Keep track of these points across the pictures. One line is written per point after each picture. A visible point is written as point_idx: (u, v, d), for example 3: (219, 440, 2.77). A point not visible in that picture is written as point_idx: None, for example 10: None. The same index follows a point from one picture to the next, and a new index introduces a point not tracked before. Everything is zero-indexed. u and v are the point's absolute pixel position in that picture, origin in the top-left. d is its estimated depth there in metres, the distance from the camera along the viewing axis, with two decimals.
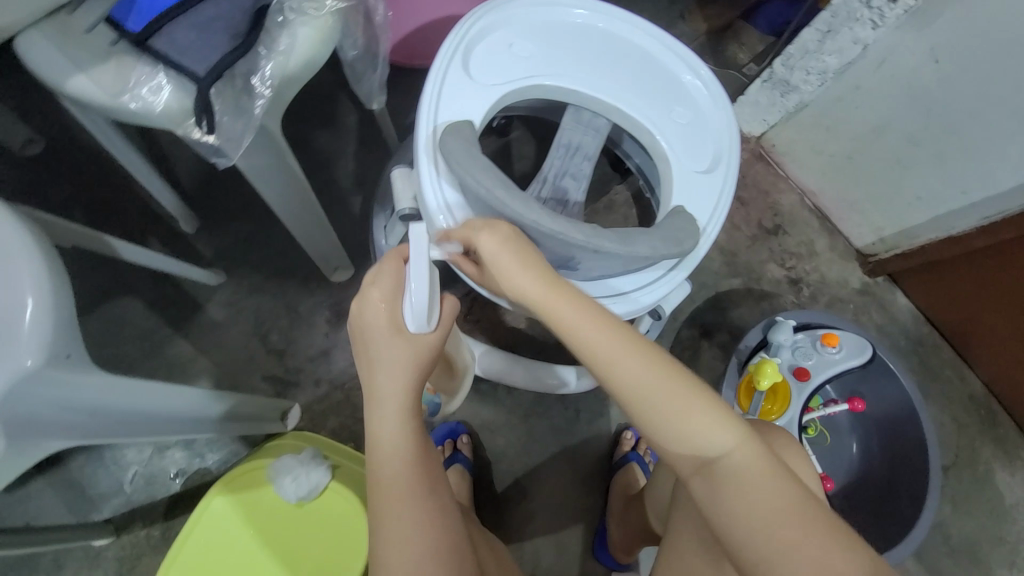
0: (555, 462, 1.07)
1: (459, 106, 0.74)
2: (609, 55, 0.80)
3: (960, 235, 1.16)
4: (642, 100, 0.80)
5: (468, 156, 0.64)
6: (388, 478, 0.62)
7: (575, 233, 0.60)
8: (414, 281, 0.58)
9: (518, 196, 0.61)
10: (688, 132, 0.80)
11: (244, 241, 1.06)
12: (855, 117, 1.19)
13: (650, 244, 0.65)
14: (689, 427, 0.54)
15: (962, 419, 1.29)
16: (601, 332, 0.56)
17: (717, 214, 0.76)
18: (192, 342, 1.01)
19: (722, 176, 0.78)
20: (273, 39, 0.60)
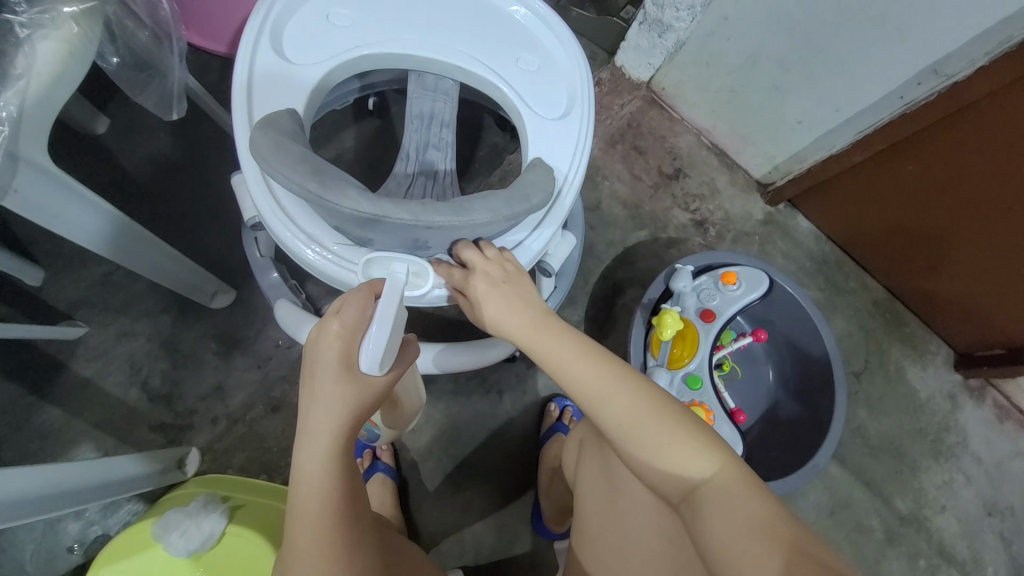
0: (485, 446, 1.06)
1: (275, 95, 0.66)
2: (441, 9, 0.74)
3: (840, 152, 1.19)
4: (484, 53, 0.74)
5: (274, 149, 0.56)
6: (310, 514, 0.52)
7: (400, 212, 0.54)
8: (378, 324, 0.53)
9: (327, 183, 0.53)
10: (537, 79, 0.75)
11: (105, 285, 0.97)
12: (729, 48, 1.17)
13: (490, 207, 0.58)
14: (661, 450, 0.55)
15: (869, 325, 1.36)
16: (576, 357, 0.60)
17: (578, 157, 0.72)
18: (63, 405, 0.92)
19: (580, 116, 0.73)
20: (3, 64, 0.53)
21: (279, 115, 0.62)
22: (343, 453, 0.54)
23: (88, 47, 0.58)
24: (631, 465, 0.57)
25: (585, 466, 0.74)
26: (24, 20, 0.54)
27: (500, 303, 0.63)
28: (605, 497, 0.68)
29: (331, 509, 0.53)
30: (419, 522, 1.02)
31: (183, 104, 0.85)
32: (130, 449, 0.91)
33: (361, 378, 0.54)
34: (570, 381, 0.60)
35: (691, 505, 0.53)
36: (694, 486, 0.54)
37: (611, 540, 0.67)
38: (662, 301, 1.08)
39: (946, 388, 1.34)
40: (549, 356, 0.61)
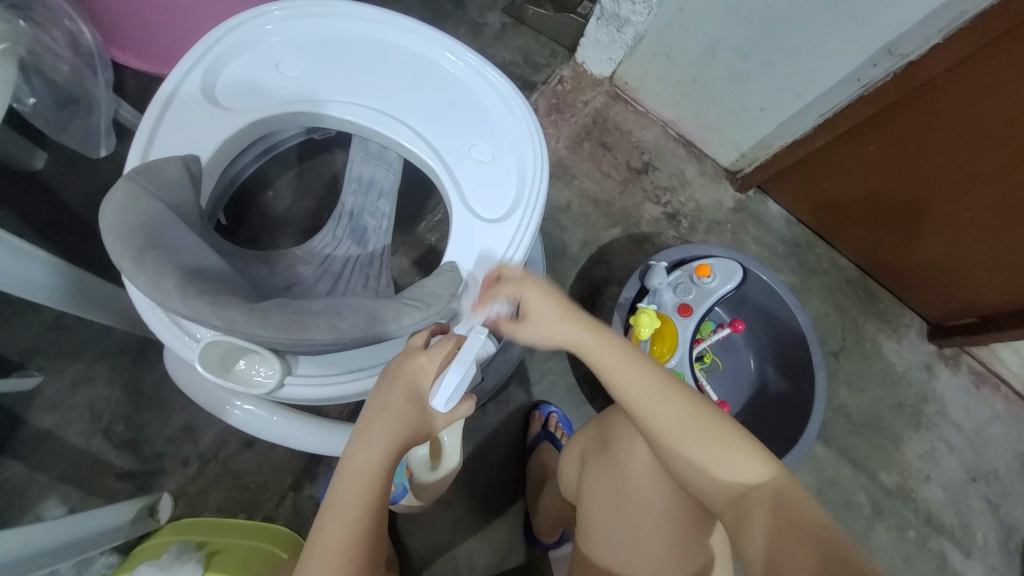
0: (472, 462, 1.04)
1: (190, 131, 0.62)
2: (392, 75, 0.68)
3: (804, 137, 1.20)
4: (428, 125, 0.68)
5: (120, 214, 0.49)
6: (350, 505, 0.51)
7: (212, 319, 0.46)
8: (459, 363, 0.54)
9: (149, 269, 0.46)
10: (487, 173, 0.67)
11: (57, 330, 0.92)
12: (689, 40, 1.16)
13: (332, 327, 0.51)
14: (721, 457, 0.56)
15: (844, 304, 1.38)
16: (630, 369, 0.60)
17: (502, 266, 0.63)
18: (21, 461, 0.86)
19: (518, 221, 0.65)
20: None
21: (167, 164, 0.56)
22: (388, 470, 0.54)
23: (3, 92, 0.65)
24: (680, 466, 0.57)
25: (587, 478, 0.71)
26: None
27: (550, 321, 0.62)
28: (612, 501, 0.66)
29: (362, 513, 0.51)
30: (409, 548, 0.99)
31: (111, 137, 0.99)
32: (98, 501, 0.87)
33: (424, 409, 0.56)
34: (628, 393, 0.59)
35: (739, 511, 0.54)
36: (746, 491, 0.54)
37: (618, 536, 0.65)
38: (639, 300, 1.08)
39: (924, 360, 1.37)
40: (607, 370, 0.61)
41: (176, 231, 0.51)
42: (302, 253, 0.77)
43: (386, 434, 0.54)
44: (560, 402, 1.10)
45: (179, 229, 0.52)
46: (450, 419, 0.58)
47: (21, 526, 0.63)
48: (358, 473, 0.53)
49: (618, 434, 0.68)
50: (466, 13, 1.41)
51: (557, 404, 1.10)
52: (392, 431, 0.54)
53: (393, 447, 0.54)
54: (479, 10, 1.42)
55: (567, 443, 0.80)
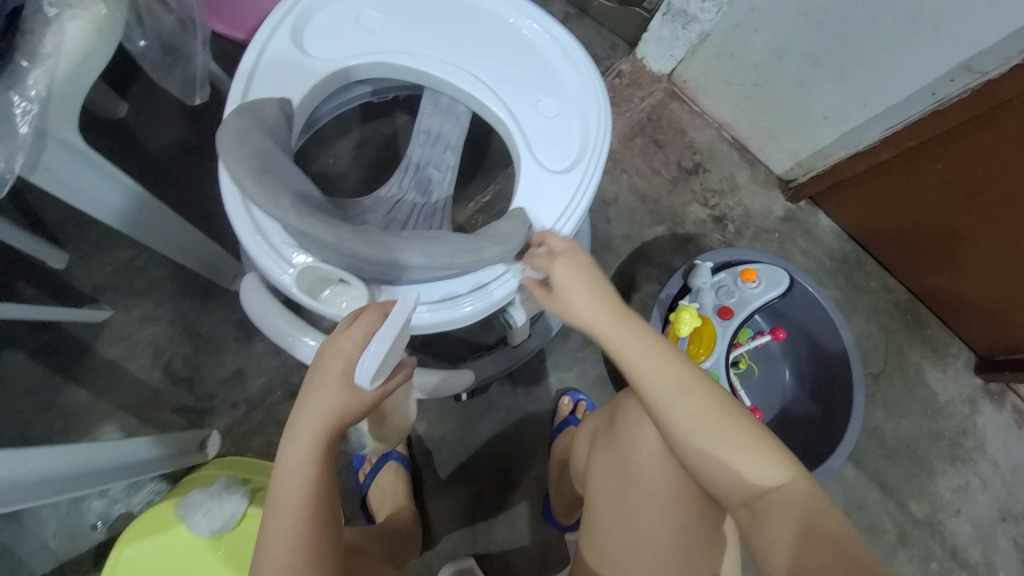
0: (499, 440, 1.07)
1: (283, 76, 0.66)
2: (467, 32, 0.71)
3: (866, 150, 1.17)
4: (499, 82, 0.70)
5: (238, 142, 0.53)
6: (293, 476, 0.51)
7: (323, 234, 0.49)
8: (377, 340, 0.48)
9: (265, 188, 0.49)
10: (553, 130, 0.69)
11: (127, 270, 0.98)
12: (756, 41, 1.14)
13: (425, 251, 0.53)
14: (740, 451, 0.56)
15: (889, 325, 1.34)
16: (657, 359, 0.59)
17: (567, 218, 0.66)
18: (87, 387, 0.93)
19: (582, 174, 0.67)
20: (32, 43, 0.51)
21: (266, 104, 0.60)
22: (327, 452, 0.53)
23: (119, 28, 0.55)
24: (695, 461, 0.58)
25: (596, 461, 0.71)
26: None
27: (581, 293, 0.60)
28: (617, 483, 0.67)
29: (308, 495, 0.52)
30: (431, 510, 1.03)
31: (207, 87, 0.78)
32: (153, 431, 0.93)
33: (350, 387, 0.52)
34: (653, 383, 0.58)
35: (755, 514, 0.55)
36: (759, 494, 0.56)
37: (622, 518, 0.65)
38: (680, 298, 1.08)
39: (968, 393, 1.32)
40: (626, 347, 0.60)
41: (280, 159, 0.55)
42: (370, 202, 0.80)
43: (315, 419, 0.52)
44: (588, 391, 1.11)
45: (282, 160, 0.55)
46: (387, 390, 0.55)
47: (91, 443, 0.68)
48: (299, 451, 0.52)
49: (630, 419, 0.69)
50: None
51: (586, 392, 1.11)
52: (335, 410, 0.52)
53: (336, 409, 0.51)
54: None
55: (583, 421, 0.82)
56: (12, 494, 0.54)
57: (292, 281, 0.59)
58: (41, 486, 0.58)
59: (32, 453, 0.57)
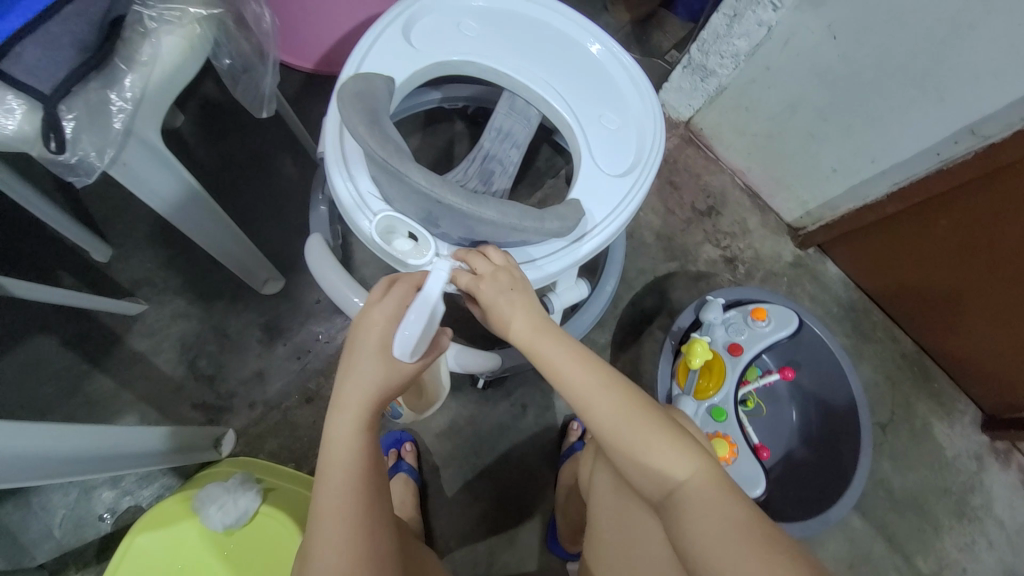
0: (507, 460, 1.07)
1: (387, 62, 0.72)
2: (548, 49, 0.78)
3: (875, 203, 1.21)
4: (569, 94, 0.77)
5: (353, 101, 0.62)
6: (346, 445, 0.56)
7: (417, 178, 0.56)
8: (415, 308, 0.55)
9: (374, 135, 0.57)
10: (613, 139, 0.75)
11: (164, 267, 1.02)
12: (770, 96, 1.22)
13: (499, 209, 0.59)
14: (653, 452, 0.56)
15: (895, 375, 1.35)
16: (575, 367, 0.60)
17: (618, 214, 0.71)
18: (114, 377, 0.96)
19: (636, 179, 0.73)
20: (131, 49, 0.57)
21: (374, 81, 0.67)
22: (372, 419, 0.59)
23: (206, 45, 0.62)
24: (616, 458, 0.59)
25: (595, 474, 0.73)
26: (153, 14, 0.57)
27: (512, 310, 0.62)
28: (612, 497, 0.68)
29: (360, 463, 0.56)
30: (434, 529, 1.03)
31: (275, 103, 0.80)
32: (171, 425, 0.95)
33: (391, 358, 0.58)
34: (576, 391, 0.60)
35: (668, 508, 0.54)
36: (674, 489, 0.55)
37: (615, 526, 0.67)
38: (691, 331, 1.11)
39: (975, 449, 1.31)
40: (546, 358, 0.61)
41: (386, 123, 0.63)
42: None
43: (367, 387, 0.58)
44: None
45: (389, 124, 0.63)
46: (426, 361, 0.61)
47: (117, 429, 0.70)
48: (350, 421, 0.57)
49: None
50: None
51: (594, 419, 1.13)
52: (383, 378, 0.58)
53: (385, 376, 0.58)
54: None
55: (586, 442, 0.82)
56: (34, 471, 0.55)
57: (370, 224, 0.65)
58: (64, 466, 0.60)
59: (66, 433, 0.58)
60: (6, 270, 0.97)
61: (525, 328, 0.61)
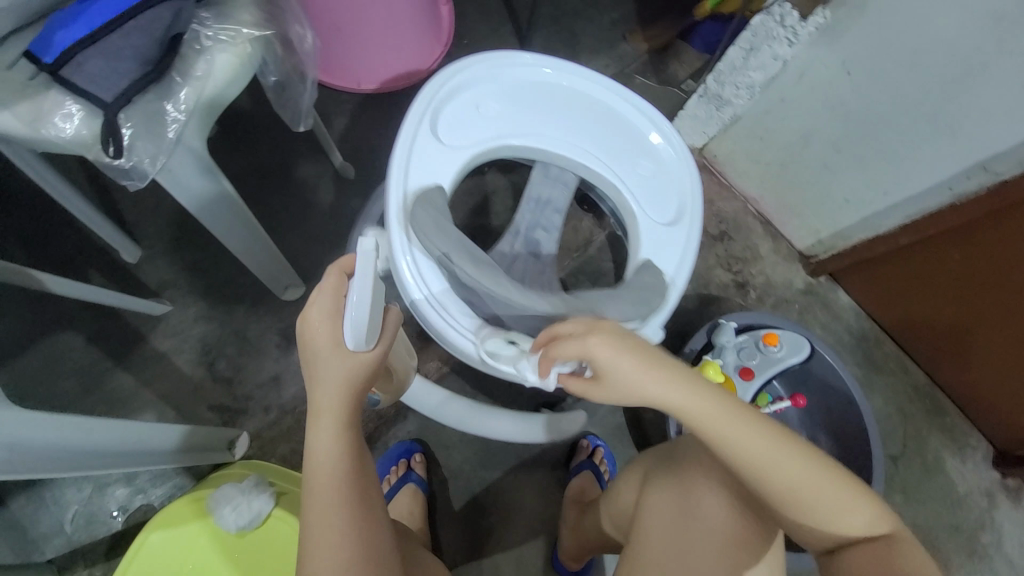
0: (514, 476, 1.07)
1: (428, 172, 0.70)
2: (574, 115, 0.77)
3: (887, 234, 1.23)
4: (604, 153, 0.78)
5: (435, 229, 0.65)
6: (323, 454, 0.58)
7: (546, 306, 0.66)
8: (355, 294, 0.57)
9: (486, 274, 0.66)
10: (654, 188, 0.78)
11: (190, 270, 1.05)
12: (784, 126, 1.25)
13: (620, 309, 0.68)
14: (833, 503, 0.59)
15: (906, 407, 1.35)
16: (758, 441, 0.58)
17: (686, 265, 0.75)
18: (135, 375, 0.98)
19: (689, 225, 0.76)
20: (187, 64, 0.60)
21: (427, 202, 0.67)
22: (353, 413, 0.61)
23: (255, 63, 0.65)
24: (787, 507, 0.61)
25: (649, 493, 0.74)
26: (209, 33, 0.61)
27: (668, 383, 0.58)
28: (675, 519, 0.69)
29: (340, 466, 0.58)
30: (442, 543, 1.02)
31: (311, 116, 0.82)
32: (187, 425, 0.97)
33: (347, 352, 0.59)
34: (742, 454, 0.58)
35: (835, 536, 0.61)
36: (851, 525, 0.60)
37: (678, 551, 0.67)
38: (704, 353, 1.11)
39: (986, 485, 1.30)
40: (715, 427, 0.58)
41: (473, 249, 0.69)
42: None
43: (333, 386, 0.59)
44: (606, 437, 1.12)
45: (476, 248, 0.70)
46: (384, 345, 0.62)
47: (140, 424, 0.71)
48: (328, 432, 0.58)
49: (688, 452, 0.74)
50: None
51: (603, 438, 1.13)
52: (347, 373, 0.59)
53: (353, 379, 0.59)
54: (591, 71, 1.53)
55: (629, 462, 0.83)
56: (54, 460, 0.56)
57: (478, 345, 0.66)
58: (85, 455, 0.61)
59: (86, 423, 0.60)
60: (39, 267, 1.00)
61: (695, 398, 0.58)
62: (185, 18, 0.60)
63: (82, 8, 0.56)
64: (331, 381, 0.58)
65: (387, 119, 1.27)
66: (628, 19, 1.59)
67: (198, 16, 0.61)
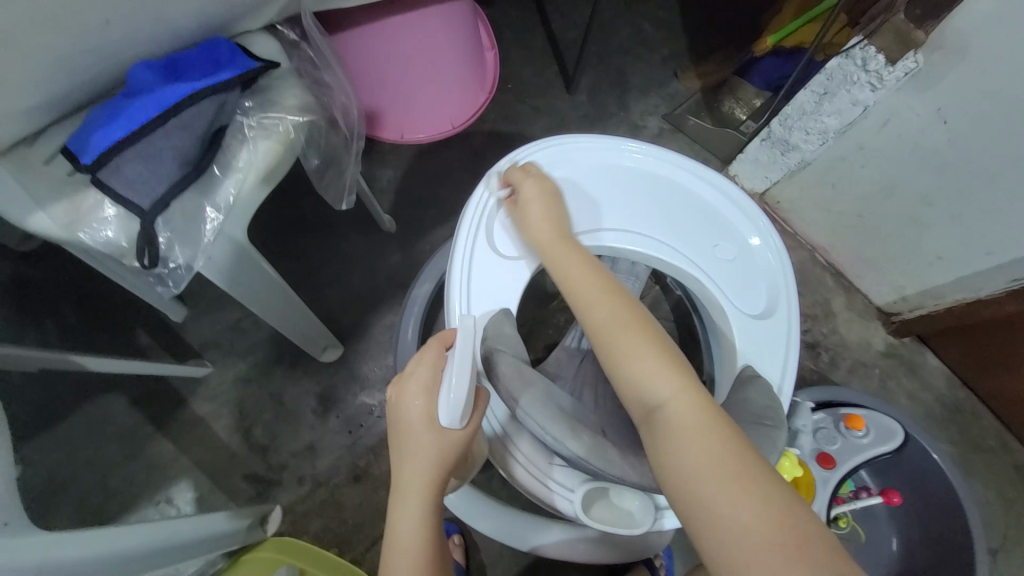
0: (557, 563, 0.98)
1: (495, 288, 0.67)
2: (642, 205, 0.73)
3: (989, 299, 1.07)
4: (680, 239, 0.72)
5: (520, 385, 0.55)
6: (406, 541, 0.52)
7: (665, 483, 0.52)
8: (455, 373, 0.51)
9: (587, 442, 0.52)
10: (738, 271, 0.72)
11: (231, 331, 1.04)
12: (862, 175, 1.12)
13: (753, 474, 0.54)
14: (733, 490, 0.42)
15: (1013, 495, 1.16)
16: (647, 346, 0.51)
17: (790, 362, 0.68)
18: (173, 441, 0.96)
19: (784, 312, 0.70)
20: (228, 157, 0.59)
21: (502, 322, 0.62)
22: (437, 499, 0.54)
23: (297, 148, 0.64)
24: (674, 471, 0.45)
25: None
26: (253, 123, 0.61)
27: (578, 265, 0.59)
28: None
29: (422, 557, 0.53)
30: None
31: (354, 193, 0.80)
32: (221, 496, 0.94)
33: (441, 432, 0.52)
34: (643, 376, 0.49)
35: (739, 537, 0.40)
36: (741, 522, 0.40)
37: None
38: None
39: None
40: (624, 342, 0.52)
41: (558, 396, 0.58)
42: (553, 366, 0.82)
43: (425, 466, 0.52)
44: None
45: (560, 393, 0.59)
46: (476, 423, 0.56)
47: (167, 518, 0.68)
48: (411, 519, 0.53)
49: None
50: (628, 114, 1.44)
51: None
52: (439, 456, 0.53)
53: (441, 464, 0.53)
54: (640, 112, 1.45)
55: (697, 564, 0.74)
56: (101, 570, 0.53)
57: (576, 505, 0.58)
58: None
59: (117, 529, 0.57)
60: (89, 328, 1.01)
61: (604, 302, 0.55)
62: (227, 110, 0.59)
63: (122, 109, 0.54)
64: (418, 463, 0.52)
65: (429, 170, 1.24)
66: (679, 56, 1.51)
67: (241, 105, 0.61)
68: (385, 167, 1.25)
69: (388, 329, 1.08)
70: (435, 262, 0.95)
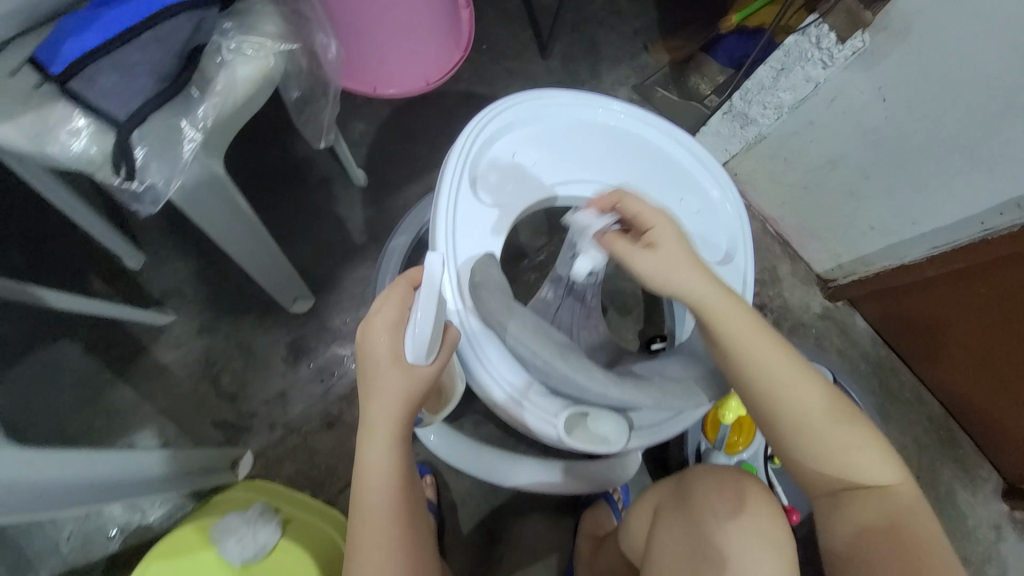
0: (523, 501, 1.04)
1: (477, 234, 0.69)
2: (615, 159, 0.77)
3: (913, 264, 1.20)
4: (651, 193, 0.77)
5: (509, 314, 0.60)
6: (375, 471, 0.57)
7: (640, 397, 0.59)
8: (421, 311, 0.53)
9: (572, 361, 0.58)
10: (701, 222, 0.78)
11: (197, 279, 1.01)
12: (812, 149, 1.21)
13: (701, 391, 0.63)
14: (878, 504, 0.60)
15: (921, 438, 1.32)
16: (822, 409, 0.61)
17: (744, 304, 0.75)
18: (135, 388, 0.94)
19: (741, 260, 0.76)
20: (206, 79, 0.57)
21: (487, 265, 0.65)
22: (405, 432, 0.58)
23: (278, 75, 0.62)
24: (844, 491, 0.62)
25: (660, 532, 0.71)
26: (233, 44, 0.58)
27: (743, 324, 0.60)
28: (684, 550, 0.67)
29: (389, 484, 0.57)
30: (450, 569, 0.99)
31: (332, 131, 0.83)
32: (190, 442, 0.93)
33: (408, 369, 0.56)
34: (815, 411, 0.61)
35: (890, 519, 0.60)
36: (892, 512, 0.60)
37: None
38: None
39: (996, 518, 1.28)
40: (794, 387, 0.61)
41: (545, 327, 0.63)
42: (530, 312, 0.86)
43: (393, 403, 0.56)
44: None
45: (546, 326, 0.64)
46: (443, 359, 0.59)
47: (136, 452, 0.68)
48: (380, 451, 0.57)
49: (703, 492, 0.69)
50: (600, 82, 1.47)
51: None
52: (407, 391, 0.56)
53: (407, 400, 0.56)
54: (611, 82, 1.48)
55: (635, 499, 0.81)
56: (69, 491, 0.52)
57: (561, 430, 0.63)
58: (88, 488, 0.58)
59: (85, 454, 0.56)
60: (35, 272, 0.95)
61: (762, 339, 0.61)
62: (205, 29, 0.57)
63: (93, 17, 0.53)
64: (386, 399, 0.55)
65: (402, 127, 1.24)
66: (649, 28, 1.55)
67: (219, 26, 0.58)
68: (357, 121, 1.23)
69: (360, 281, 1.08)
70: (417, 212, 0.96)
